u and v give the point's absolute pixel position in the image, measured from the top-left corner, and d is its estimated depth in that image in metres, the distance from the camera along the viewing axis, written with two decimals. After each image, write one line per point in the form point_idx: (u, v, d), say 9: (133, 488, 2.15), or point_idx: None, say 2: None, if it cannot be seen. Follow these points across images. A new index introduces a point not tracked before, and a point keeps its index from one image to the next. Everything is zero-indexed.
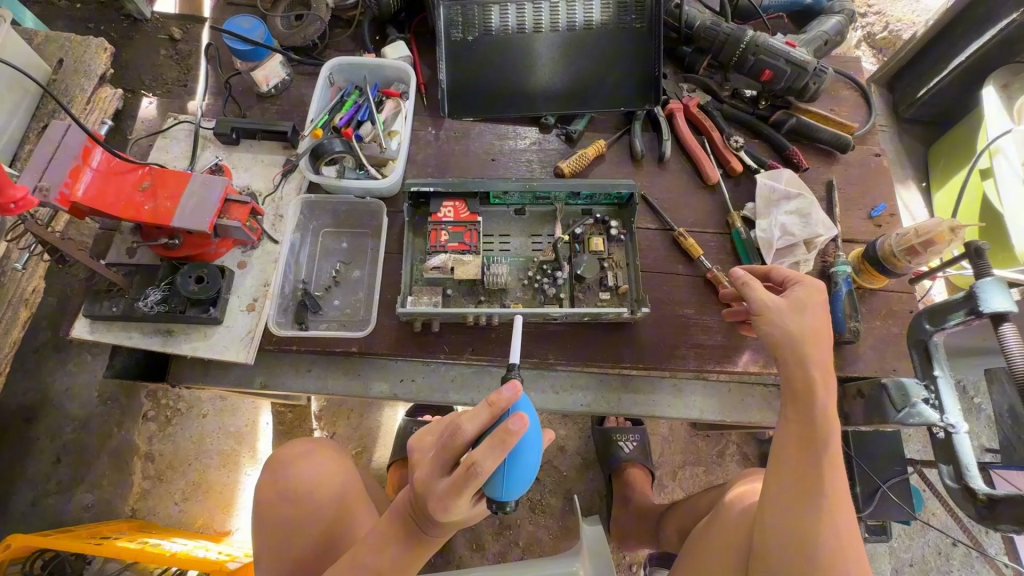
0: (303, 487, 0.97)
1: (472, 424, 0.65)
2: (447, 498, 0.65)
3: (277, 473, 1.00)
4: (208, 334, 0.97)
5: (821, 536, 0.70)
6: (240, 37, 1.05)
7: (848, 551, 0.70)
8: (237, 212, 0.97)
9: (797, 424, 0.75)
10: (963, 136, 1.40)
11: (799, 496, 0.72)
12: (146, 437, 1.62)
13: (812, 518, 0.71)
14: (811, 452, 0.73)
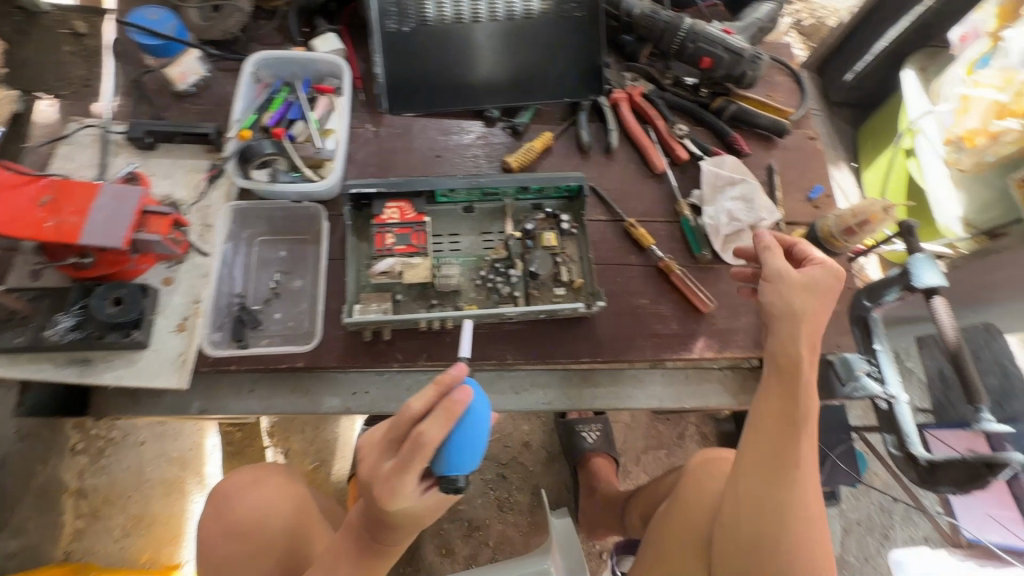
0: (249, 516, 0.92)
1: (417, 399, 0.65)
2: (393, 481, 0.63)
3: (220, 506, 0.94)
4: (134, 360, 0.89)
5: (791, 506, 0.74)
6: (147, 31, 0.99)
7: (810, 517, 0.75)
8: (157, 225, 0.88)
9: (777, 399, 0.77)
10: (887, 117, 1.47)
11: (771, 471, 0.75)
12: (77, 473, 1.32)
13: (780, 492, 0.74)
14: (786, 425, 0.76)
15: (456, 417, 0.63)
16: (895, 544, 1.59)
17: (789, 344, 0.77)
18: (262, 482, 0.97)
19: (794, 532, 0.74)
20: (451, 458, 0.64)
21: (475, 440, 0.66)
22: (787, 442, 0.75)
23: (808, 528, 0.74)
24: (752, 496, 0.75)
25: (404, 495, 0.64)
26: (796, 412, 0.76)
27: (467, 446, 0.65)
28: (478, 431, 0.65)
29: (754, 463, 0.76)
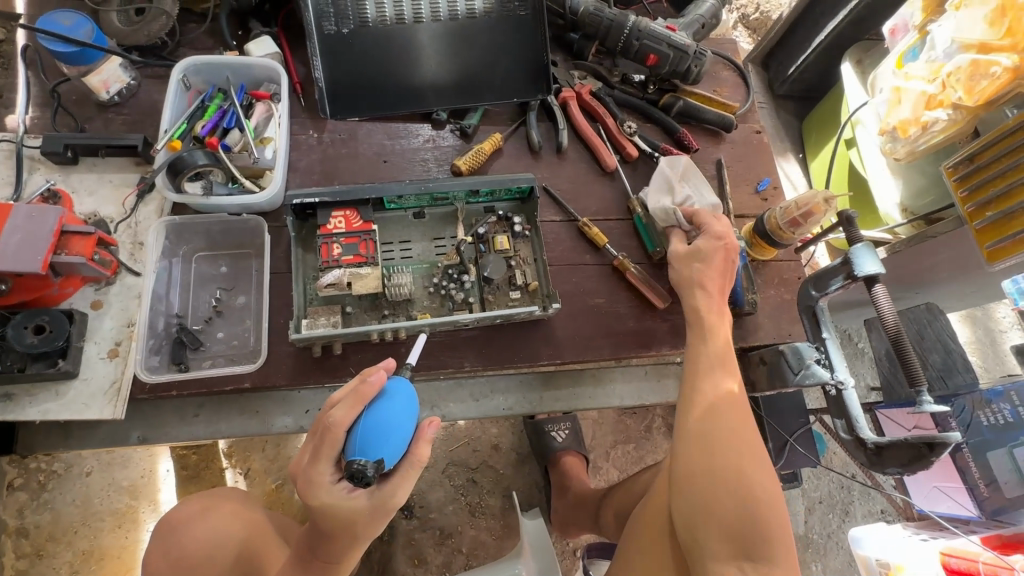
0: (194, 553, 0.87)
1: (338, 388, 0.65)
2: (309, 470, 0.63)
3: (166, 542, 0.89)
4: (62, 392, 0.83)
5: (727, 444, 0.77)
6: (60, 38, 0.89)
7: (750, 456, 0.76)
8: (79, 245, 0.82)
9: (694, 351, 0.86)
10: (829, 109, 1.52)
11: (702, 413, 0.80)
12: (16, 511, 1.38)
13: (714, 433, 0.78)
14: (706, 372, 0.83)
15: (364, 400, 0.63)
16: (855, 519, 1.66)
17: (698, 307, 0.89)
18: (209, 513, 0.91)
19: (736, 469, 0.75)
20: (361, 446, 0.62)
21: (387, 427, 0.63)
22: (713, 386, 0.82)
23: (748, 466, 0.76)
24: (690, 443, 0.78)
25: (321, 487, 0.63)
26: (712, 360, 0.84)
27: (376, 433, 0.62)
28: (390, 418, 0.64)
29: (686, 410, 0.81)
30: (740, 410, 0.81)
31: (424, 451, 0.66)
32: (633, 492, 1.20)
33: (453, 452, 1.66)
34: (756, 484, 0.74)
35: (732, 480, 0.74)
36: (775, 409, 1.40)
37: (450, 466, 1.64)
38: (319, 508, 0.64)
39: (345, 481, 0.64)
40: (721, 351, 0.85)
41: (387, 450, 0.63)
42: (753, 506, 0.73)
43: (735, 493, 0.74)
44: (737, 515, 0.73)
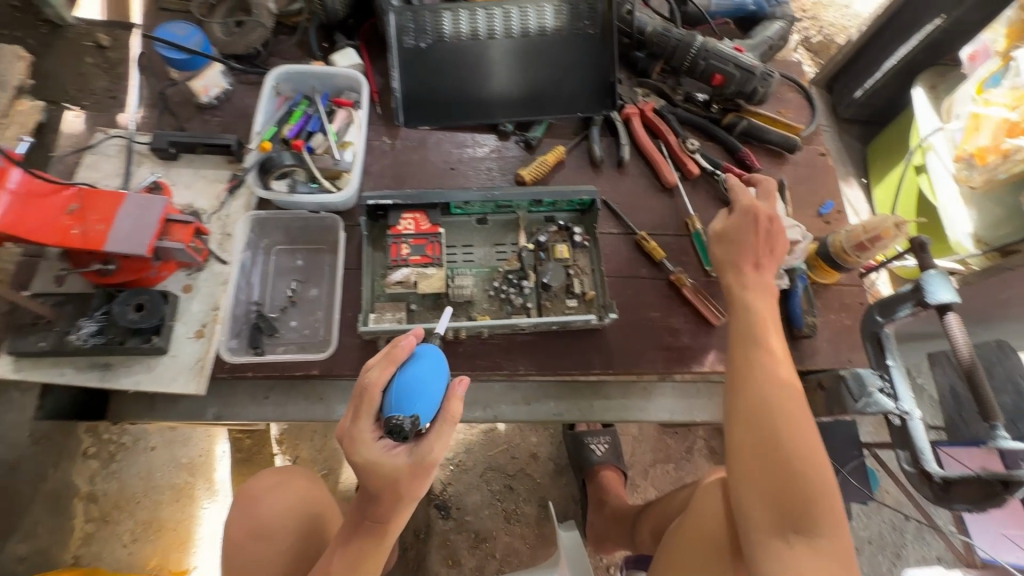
0: (269, 521, 0.93)
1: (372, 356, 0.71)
2: (351, 429, 0.68)
3: (245, 508, 0.95)
4: (152, 365, 0.90)
5: (776, 420, 0.76)
6: (174, 46, 1.00)
7: (795, 430, 0.75)
8: (179, 233, 0.90)
9: (737, 327, 0.85)
10: (896, 133, 1.48)
11: (747, 389, 0.79)
12: (88, 477, 1.43)
13: (759, 407, 0.77)
14: (748, 348, 0.82)
15: (397, 361, 0.68)
16: (908, 563, 1.57)
17: (736, 285, 0.88)
18: (284, 486, 0.98)
19: (783, 444, 0.74)
20: (397, 403, 0.67)
21: (419, 386, 0.68)
22: (754, 360, 0.81)
23: (793, 440, 0.74)
24: (743, 421, 0.77)
25: (364, 443, 0.67)
26: (756, 335, 0.83)
27: (410, 390, 0.67)
28: (421, 376, 0.68)
29: (730, 387, 0.81)
30: (785, 385, 0.79)
31: (457, 407, 0.69)
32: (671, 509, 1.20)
33: (491, 457, 1.68)
34: (803, 458, 0.73)
35: (776, 455, 0.73)
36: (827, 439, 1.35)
37: (489, 470, 1.66)
38: (363, 465, 0.67)
39: (386, 439, 0.68)
40: (766, 328, 0.83)
41: (422, 406, 0.67)
42: (800, 479, 0.72)
43: (782, 466, 0.73)
44: (789, 489, 0.72)
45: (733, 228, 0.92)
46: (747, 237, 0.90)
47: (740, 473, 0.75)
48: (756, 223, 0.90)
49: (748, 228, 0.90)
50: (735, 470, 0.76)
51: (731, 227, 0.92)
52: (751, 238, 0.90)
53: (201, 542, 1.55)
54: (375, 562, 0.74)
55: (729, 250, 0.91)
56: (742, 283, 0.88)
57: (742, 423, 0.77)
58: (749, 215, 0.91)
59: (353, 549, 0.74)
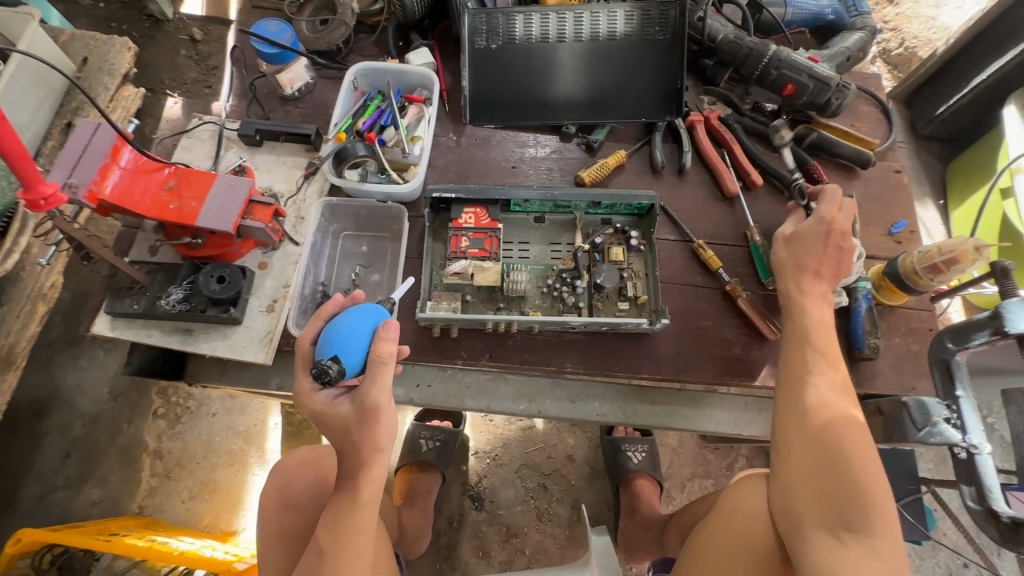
0: (302, 493, 0.98)
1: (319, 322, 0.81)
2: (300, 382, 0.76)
3: (278, 479, 1.00)
4: (227, 334, 0.98)
5: (832, 419, 0.79)
6: (267, 40, 1.07)
7: (851, 433, 0.77)
8: (260, 213, 0.97)
9: (792, 336, 0.89)
10: (981, 154, 1.40)
11: (802, 387, 0.83)
12: (156, 435, 1.63)
13: (814, 409, 0.81)
14: (803, 353, 0.86)
15: (323, 317, 0.78)
16: None
17: (793, 294, 0.92)
18: (317, 461, 1.02)
19: (839, 444, 0.76)
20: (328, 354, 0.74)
21: (338, 333, 0.73)
22: (811, 364, 0.84)
23: (849, 442, 0.77)
24: (799, 417, 0.81)
25: (308, 393, 0.74)
26: (812, 342, 0.87)
27: (331, 340, 0.74)
28: (337, 324, 0.74)
29: (784, 389, 0.85)
30: (840, 390, 0.82)
31: (381, 347, 0.72)
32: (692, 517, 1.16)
33: (527, 454, 1.70)
34: (857, 459, 0.75)
35: (830, 452, 0.76)
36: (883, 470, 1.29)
37: (524, 467, 1.68)
38: (312, 412, 0.74)
39: (330, 389, 0.75)
40: (823, 337, 0.87)
41: (346, 351, 0.72)
42: (855, 479, 0.74)
43: (837, 465, 0.75)
44: (848, 484, 0.74)
45: (806, 234, 0.95)
46: (817, 245, 0.93)
47: (794, 469, 0.78)
48: (829, 234, 0.92)
49: (819, 236, 0.93)
50: (787, 467, 0.79)
51: (803, 232, 0.95)
52: (820, 248, 0.92)
53: (250, 506, 1.61)
54: (353, 521, 0.76)
55: (796, 253, 0.94)
56: (799, 291, 0.92)
57: (796, 422, 0.81)
58: (824, 225, 0.93)
59: (335, 507, 0.77)
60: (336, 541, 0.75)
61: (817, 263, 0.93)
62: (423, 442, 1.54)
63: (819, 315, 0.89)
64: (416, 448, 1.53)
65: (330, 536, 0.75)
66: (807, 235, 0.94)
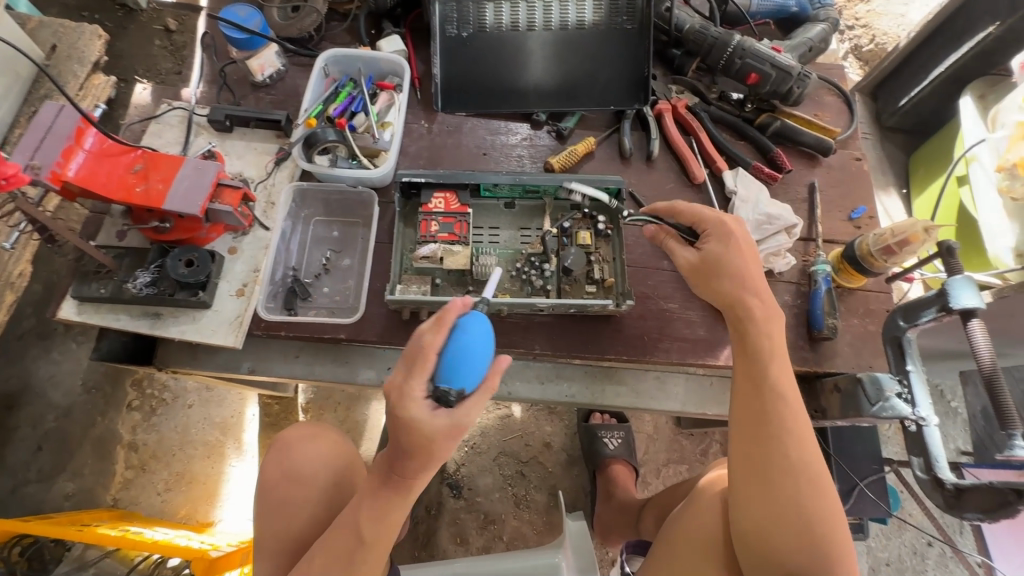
0: (303, 468, 1.01)
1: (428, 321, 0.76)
2: (402, 386, 0.72)
3: (279, 454, 1.02)
4: (196, 318, 0.98)
5: (787, 470, 0.73)
6: (236, 26, 1.07)
7: (810, 485, 0.72)
8: (229, 197, 0.96)
9: (746, 373, 0.79)
10: (940, 145, 1.44)
11: (761, 434, 0.75)
12: (131, 428, 1.63)
13: (772, 463, 0.73)
14: (760, 398, 0.77)
15: (449, 326, 0.73)
16: None
17: (747, 324, 0.81)
18: (317, 438, 1.05)
19: (798, 502, 0.72)
20: (448, 372, 0.72)
21: (467, 352, 0.72)
22: (770, 411, 0.75)
23: (809, 496, 0.72)
24: (755, 468, 0.75)
25: (413, 401, 0.72)
26: (768, 383, 0.77)
27: (462, 359, 0.72)
28: (469, 343, 0.72)
29: (741, 438, 0.77)
30: (801, 435, 0.75)
31: (497, 380, 0.75)
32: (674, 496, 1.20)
33: (505, 442, 1.71)
34: (818, 513, 0.71)
35: (788, 511, 0.72)
36: (846, 450, 1.33)
37: (502, 455, 1.69)
38: (408, 421, 0.72)
39: (428, 402, 0.73)
40: (779, 374, 0.78)
41: (470, 378, 0.73)
42: (816, 535, 0.71)
43: (797, 524, 0.71)
44: (804, 536, 0.71)
45: (720, 251, 0.83)
46: (740, 260, 0.82)
47: (754, 528, 0.73)
48: (734, 240, 0.83)
49: (734, 251, 0.83)
50: (746, 523, 0.74)
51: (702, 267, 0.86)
52: (743, 262, 0.82)
53: (227, 498, 1.61)
54: (397, 513, 0.81)
55: (731, 279, 0.82)
56: (754, 323, 0.80)
57: (756, 481, 0.74)
58: (727, 238, 0.84)
59: (382, 500, 0.81)
60: (378, 531, 0.81)
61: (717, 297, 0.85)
62: None
63: (774, 349, 0.79)
64: None
65: (374, 528, 0.80)
66: (722, 251, 0.83)
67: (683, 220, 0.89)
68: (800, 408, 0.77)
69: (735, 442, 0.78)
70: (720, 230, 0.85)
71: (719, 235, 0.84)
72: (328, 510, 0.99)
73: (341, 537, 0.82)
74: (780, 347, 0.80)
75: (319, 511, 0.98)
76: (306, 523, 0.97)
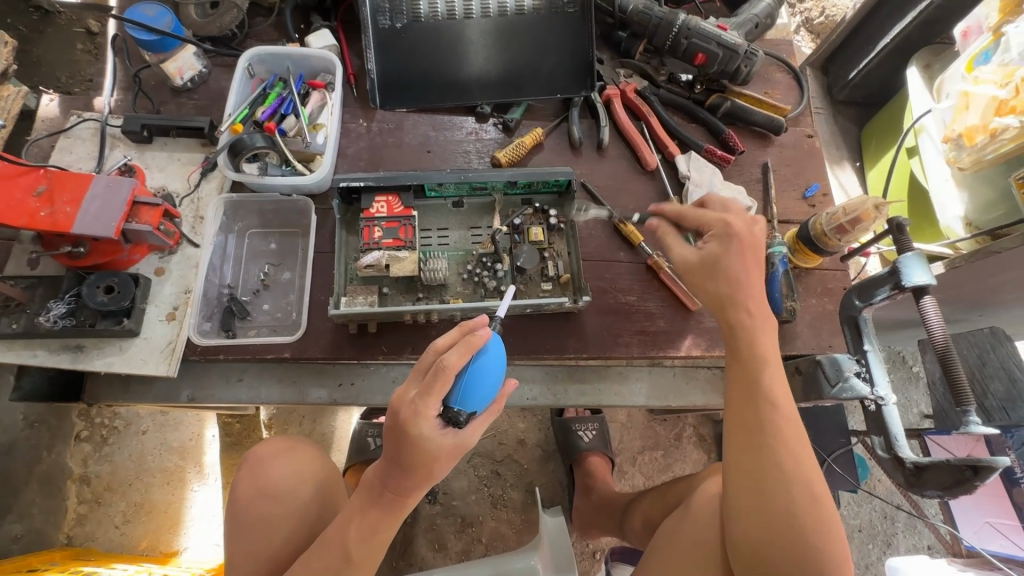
0: (278, 482, 0.92)
1: (444, 337, 0.74)
2: (418, 402, 0.69)
3: (252, 470, 0.93)
4: (124, 348, 0.90)
5: (782, 476, 0.72)
6: (144, 27, 0.97)
7: (803, 494, 0.71)
8: (147, 215, 0.89)
9: (740, 380, 0.78)
10: (889, 116, 1.44)
11: (760, 443, 0.73)
12: (82, 460, 1.53)
13: (768, 474, 0.72)
14: (755, 406, 0.75)
15: (475, 349, 0.71)
16: (897, 552, 1.57)
17: (738, 328, 0.78)
18: (294, 452, 0.97)
19: (791, 507, 0.70)
20: (462, 393, 0.72)
21: (482, 375, 0.73)
22: (764, 420, 0.74)
23: (803, 506, 0.70)
24: (749, 475, 0.73)
25: (426, 419, 0.69)
26: (762, 391, 0.76)
27: (478, 382, 0.72)
28: (487, 367, 0.73)
29: (737, 446, 0.75)
30: (796, 443, 0.73)
31: (503, 403, 0.77)
32: (667, 502, 1.12)
33: (479, 443, 1.68)
34: (811, 523, 0.70)
35: (781, 521, 0.71)
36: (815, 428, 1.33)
37: (476, 456, 1.66)
38: (418, 440, 0.69)
39: (436, 419, 0.71)
40: (772, 380, 0.76)
41: (481, 399, 0.73)
42: (807, 544, 0.69)
43: (789, 533, 0.70)
44: (798, 537, 0.70)
45: (718, 253, 0.80)
46: (740, 267, 0.79)
47: (746, 536, 0.73)
48: (740, 245, 0.79)
49: (734, 257, 0.79)
50: (738, 530, 0.74)
51: (712, 256, 0.80)
52: (740, 267, 0.79)
53: (191, 524, 1.54)
54: (387, 531, 0.78)
55: (724, 282, 0.79)
56: (747, 330, 0.78)
57: (750, 490, 0.73)
58: (727, 240, 0.80)
59: (369, 520, 0.76)
60: (368, 548, 0.77)
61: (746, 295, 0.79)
62: (370, 439, 1.47)
63: (770, 357, 0.77)
64: (363, 447, 1.46)
65: (365, 546, 0.76)
66: (720, 254, 0.79)
67: (689, 222, 0.85)
68: (794, 414, 0.75)
69: (729, 450, 0.76)
70: (723, 235, 0.81)
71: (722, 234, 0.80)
72: (306, 528, 0.90)
73: (325, 555, 0.76)
74: (774, 352, 0.78)
75: (297, 530, 0.89)
76: (282, 540, 0.87)
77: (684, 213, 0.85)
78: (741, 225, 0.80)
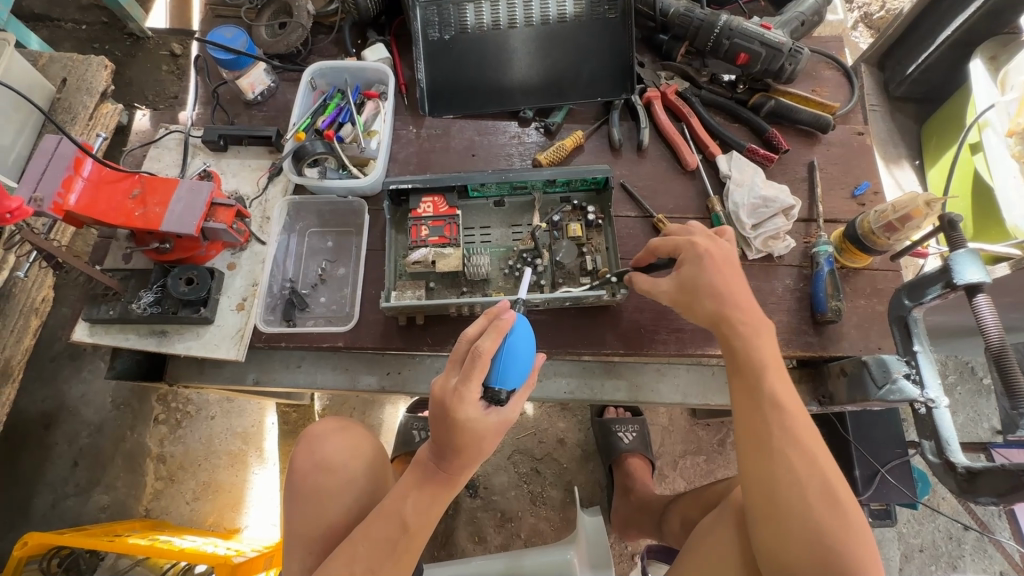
0: (334, 457, 0.99)
1: (472, 325, 0.77)
2: (461, 388, 0.73)
3: (308, 445, 1.01)
4: (200, 333, 1.01)
5: (790, 483, 0.72)
6: (222, 48, 1.08)
7: (821, 500, 0.70)
8: (223, 215, 0.99)
9: (741, 388, 0.79)
10: (954, 111, 1.37)
11: (766, 449, 0.74)
12: (159, 440, 1.67)
13: (778, 481, 0.72)
14: (760, 414, 0.76)
15: (504, 332, 0.74)
16: None
17: (733, 341, 0.80)
18: (346, 430, 1.04)
19: (803, 511, 0.70)
20: (499, 372, 0.76)
21: (514, 356, 0.77)
22: (770, 425, 0.74)
23: (819, 509, 0.70)
24: (760, 481, 0.74)
25: (470, 402, 0.73)
26: (765, 396, 0.76)
27: (512, 360, 0.77)
28: (518, 346, 0.77)
29: (744, 453, 0.77)
30: (809, 447, 0.73)
31: (536, 375, 0.81)
32: (706, 501, 1.13)
33: (519, 440, 1.71)
34: (832, 529, 0.69)
35: (798, 529, 0.70)
36: (867, 436, 1.27)
37: (516, 453, 1.69)
38: (463, 422, 0.73)
39: (479, 400, 0.75)
40: (776, 384, 0.77)
41: (518, 376, 0.78)
42: (834, 550, 0.68)
43: (811, 538, 0.69)
44: (820, 543, 0.69)
45: (694, 277, 0.83)
46: (717, 280, 0.82)
47: (769, 541, 0.73)
48: (709, 261, 0.83)
49: (709, 275, 0.82)
50: (760, 534, 0.74)
51: (687, 276, 0.84)
52: (721, 285, 0.81)
53: (252, 503, 1.63)
54: (440, 506, 0.83)
55: (708, 300, 0.82)
56: (744, 340, 0.79)
57: (762, 497, 0.73)
58: (700, 261, 0.83)
59: (426, 496, 0.81)
60: (423, 520, 0.81)
61: (730, 307, 0.81)
62: (416, 431, 1.53)
63: (767, 359, 0.78)
64: (409, 438, 1.52)
65: (420, 518, 0.81)
66: (696, 275, 0.82)
67: (661, 252, 0.90)
68: (802, 417, 0.76)
69: (738, 456, 0.78)
70: (696, 257, 0.84)
71: (694, 260, 0.84)
72: (363, 499, 0.96)
73: (383, 525, 0.81)
74: (773, 356, 0.79)
75: (355, 501, 0.96)
76: (341, 512, 0.94)
77: (657, 244, 0.90)
78: (705, 243, 0.85)
